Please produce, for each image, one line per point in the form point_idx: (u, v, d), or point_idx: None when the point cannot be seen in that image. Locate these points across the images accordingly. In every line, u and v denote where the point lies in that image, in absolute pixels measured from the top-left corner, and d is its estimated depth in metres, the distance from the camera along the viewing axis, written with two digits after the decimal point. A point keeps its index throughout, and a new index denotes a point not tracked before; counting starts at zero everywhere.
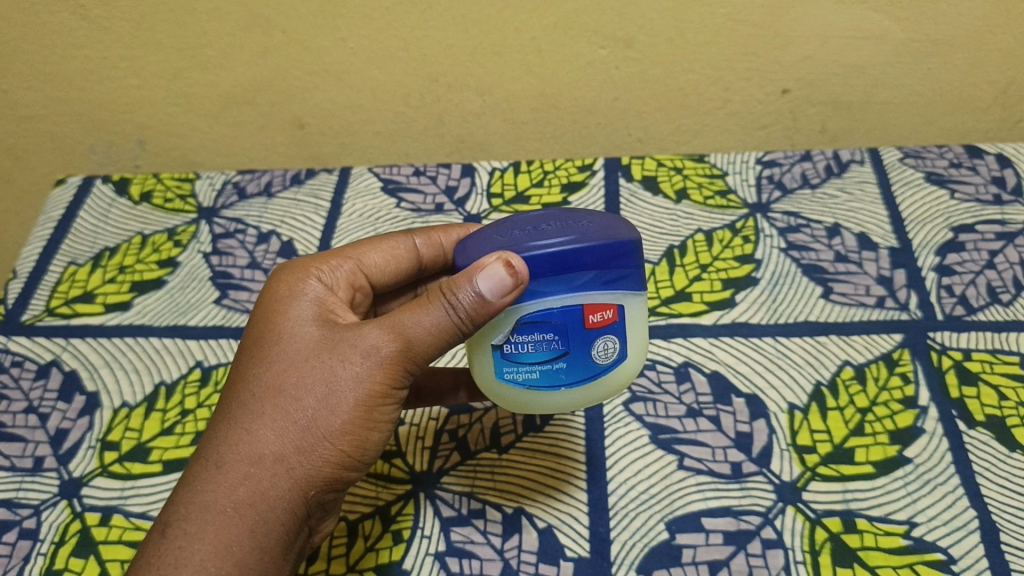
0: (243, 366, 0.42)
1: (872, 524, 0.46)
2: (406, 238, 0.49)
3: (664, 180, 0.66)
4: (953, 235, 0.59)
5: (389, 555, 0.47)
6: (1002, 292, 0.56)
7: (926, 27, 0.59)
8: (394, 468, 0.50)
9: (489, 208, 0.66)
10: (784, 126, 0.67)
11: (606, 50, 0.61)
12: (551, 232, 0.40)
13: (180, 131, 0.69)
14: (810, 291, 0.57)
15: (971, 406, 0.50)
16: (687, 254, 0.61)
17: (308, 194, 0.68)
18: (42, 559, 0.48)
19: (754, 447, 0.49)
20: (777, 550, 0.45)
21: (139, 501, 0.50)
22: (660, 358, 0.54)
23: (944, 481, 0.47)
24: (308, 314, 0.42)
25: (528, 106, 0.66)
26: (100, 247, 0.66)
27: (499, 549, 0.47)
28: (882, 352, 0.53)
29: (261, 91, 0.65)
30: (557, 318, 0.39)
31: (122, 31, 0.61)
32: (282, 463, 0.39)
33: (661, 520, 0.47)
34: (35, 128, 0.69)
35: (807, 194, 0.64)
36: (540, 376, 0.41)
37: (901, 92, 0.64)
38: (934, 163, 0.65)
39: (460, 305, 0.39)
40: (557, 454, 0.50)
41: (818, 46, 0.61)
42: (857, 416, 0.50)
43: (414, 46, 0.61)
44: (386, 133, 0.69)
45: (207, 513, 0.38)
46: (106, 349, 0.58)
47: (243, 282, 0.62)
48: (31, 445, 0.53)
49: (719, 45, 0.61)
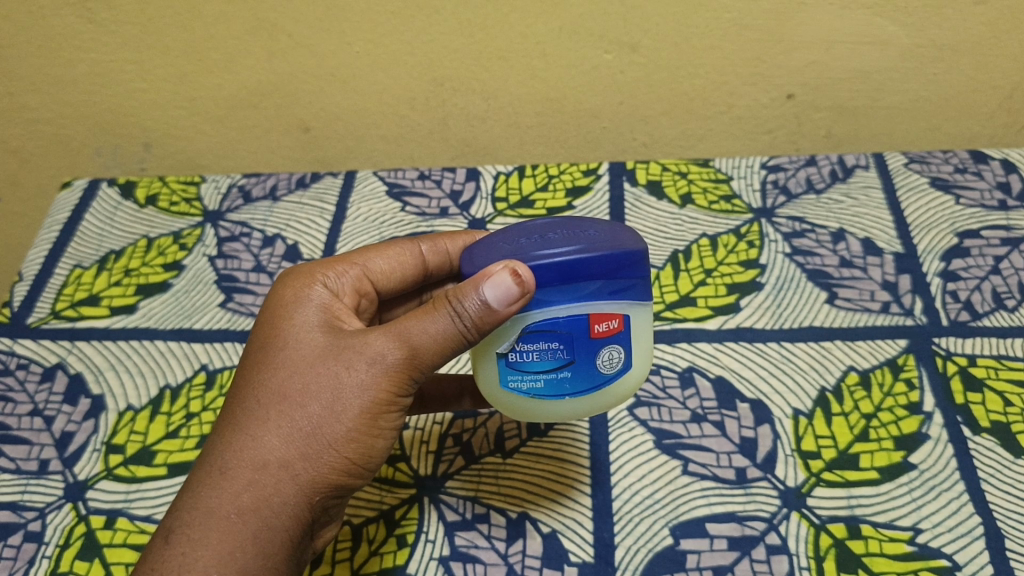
0: (248, 371, 0.42)
1: (877, 530, 0.46)
2: (413, 244, 0.49)
3: (670, 185, 0.66)
4: (958, 240, 0.59)
5: (394, 559, 0.47)
6: (1008, 298, 0.55)
7: (931, 33, 0.60)
8: (399, 472, 0.50)
9: (494, 212, 0.65)
10: (789, 131, 0.67)
11: (612, 54, 0.61)
12: (558, 241, 0.40)
13: (185, 135, 0.69)
14: (815, 296, 0.57)
15: (976, 412, 0.50)
16: (692, 259, 0.60)
17: (314, 197, 0.68)
18: (47, 562, 0.48)
19: (759, 452, 0.49)
20: (781, 555, 0.45)
21: (143, 504, 0.50)
22: (664, 363, 0.54)
23: (949, 487, 0.47)
24: (314, 320, 0.42)
25: (533, 111, 0.66)
26: (106, 250, 0.66)
27: (503, 553, 0.47)
28: (887, 357, 0.53)
29: (267, 95, 0.65)
30: (563, 327, 0.39)
31: (128, 34, 0.62)
32: (287, 469, 0.39)
33: (666, 526, 0.47)
34: (43, 131, 0.69)
35: (812, 200, 0.64)
36: (545, 385, 0.41)
37: (906, 97, 0.64)
38: (939, 168, 0.64)
39: (466, 314, 0.39)
40: (561, 459, 0.50)
41: (823, 51, 0.61)
42: (861, 422, 0.50)
43: (420, 51, 0.62)
44: (391, 136, 0.69)
45: (211, 519, 0.38)
46: (111, 352, 0.58)
47: (248, 286, 0.62)
48: (36, 448, 0.53)
49: (724, 50, 0.61)
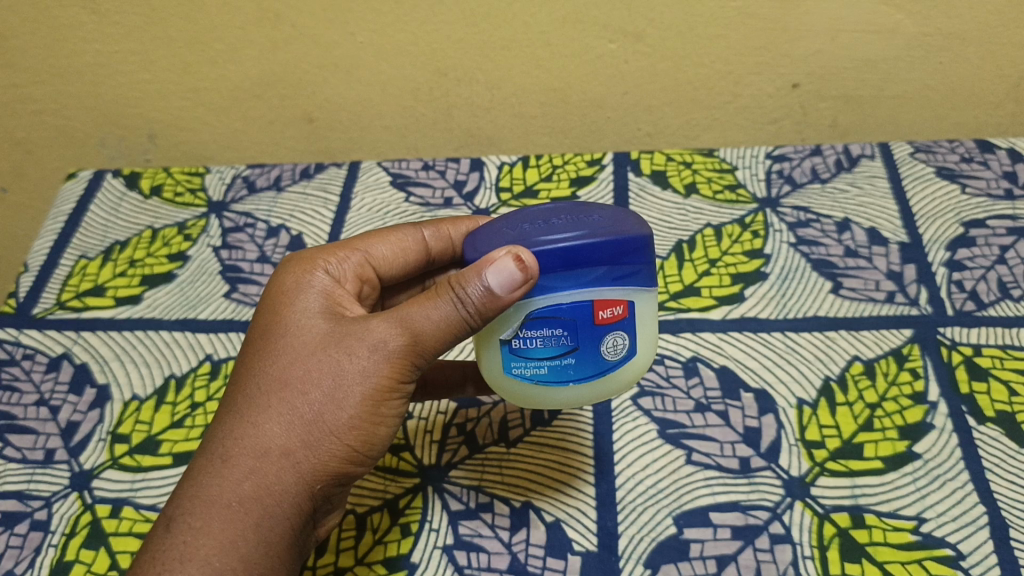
0: (249, 359, 0.42)
1: (881, 520, 0.45)
2: (415, 231, 0.49)
3: (674, 175, 0.65)
4: (964, 230, 0.59)
5: (398, 548, 0.47)
6: (1012, 288, 0.55)
7: (937, 21, 0.59)
8: (402, 461, 0.51)
9: (498, 203, 0.65)
10: (795, 120, 0.67)
11: (616, 44, 0.61)
12: (562, 226, 0.40)
13: (189, 126, 0.69)
14: (820, 286, 0.57)
15: (982, 402, 0.50)
16: (696, 249, 0.60)
17: (318, 188, 0.68)
18: (53, 551, 0.48)
19: (763, 442, 0.49)
20: (785, 545, 0.45)
21: (149, 493, 0.50)
22: (668, 353, 0.54)
23: (954, 477, 0.47)
24: (315, 306, 0.42)
25: (537, 101, 0.66)
26: (110, 240, 0.66)
27: (507, 543, 0.47)
28: (892, 347, 0.53)
29: (271, 86, 0.65)
30: (567, 314, 0.39)
31: (132, 25, 0.62)
32: (289, 457, 0.39)
33: (669, 515, 0.47)
34: (47, 122, 0.69)
35: (817, 189, 0.63)
36: (548, 372, 0.41)
37: (912, 86, 0.64)
38: (945, 157, 0.64)
39: (468, 299, 0.39)
40: (565, 448, 0.50)
41: (829, 40, 0.61)
42: (866, 412, 0.50)
43: (424, 41, 0.62)
44: (395, 127, 0.69)
45: (212, 508, 0.39)
46: (117, 342, 0.58)
47: (253, 276, 0.62)
48: (42, 437, 0.53)
49: (728, 39, 0.61)
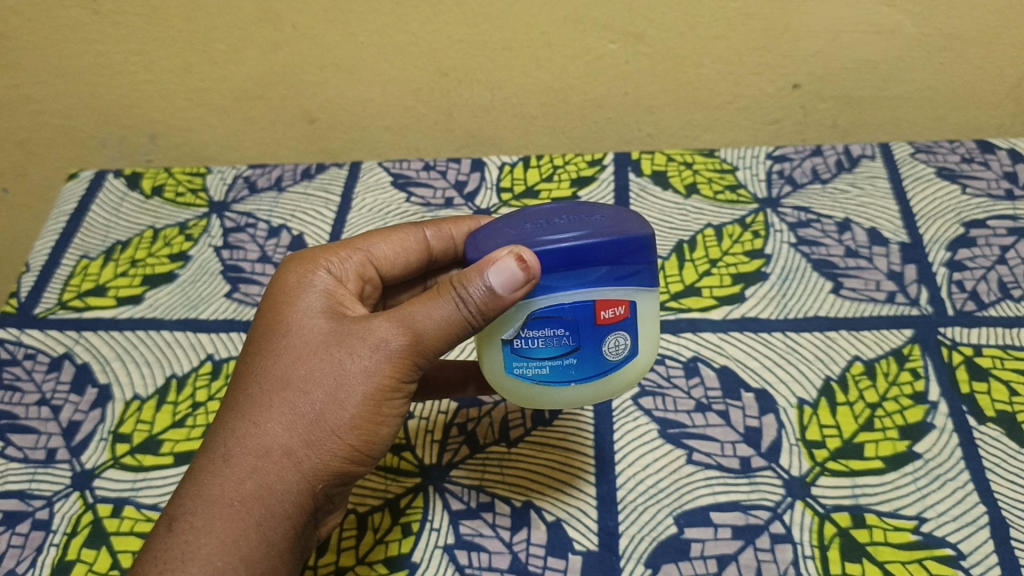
0: (251, 359, 0.42)
1: (881, 520, 0.46)
2: (417, 230, 0.49)
3: (674, 175, 0.66)
4: (965, 230, 0.59)
5: (399, 547, 0.47)
6: (1013, 288, 0.55)
7: (938, 22, 0.59)
8: (403, 461, 0.51)
9: (499, 203, 0.65)
10: (795, 121, 0.67)
11: (617, 44, 0.61)
12: (564, 226, 0.40)
13: (190, 126, 0.69)
14: (820, 286, 0.57)
15: (982, 402, 0.50)
16: (697, 249, 0.60)
17: (319, 188, 0.68)
18: (55, 550, 0.48)
19: (763, 441, 0.49)
20: (785, 544, 0.45)
21: (150, 493, 0.50)
22: (669, 353, 0.54)
23: (955, 477, 0.47)
24: (317, 306, 0.43)
25: (538, 101, 0.66)
26: (112, 241, 0.66)
27: (508, 542, 0.47)
28: (893, 347, 0.53)
29: (272, 86, 0.65)
30: (568, 314, 0.39)
31: (134, 26, 0.62)
32: (290, 457, 0.39)
33: (669, 514, 0.47)
34: (49, 122, 0.70)
35: (818, 190, 0.64)
36: (550, 372, 0.41)
37: (912, 87, 0.64)
38: (945, 158, 0.64)
39: (470, 299, 0.39)
40: (566, 448, 0.50)
41: (829, 40, 0.61)
42: (866, 412, 0.50)
43: (425, 41, 0.62)
44: (396, 127, 0.69)
45: (214, 507, 0.39)
46: (118, 342, 0.58)
47: (254, 276, 0.62)
48: (44, 437, 0.53)
49: (729, 40, 0.61)
